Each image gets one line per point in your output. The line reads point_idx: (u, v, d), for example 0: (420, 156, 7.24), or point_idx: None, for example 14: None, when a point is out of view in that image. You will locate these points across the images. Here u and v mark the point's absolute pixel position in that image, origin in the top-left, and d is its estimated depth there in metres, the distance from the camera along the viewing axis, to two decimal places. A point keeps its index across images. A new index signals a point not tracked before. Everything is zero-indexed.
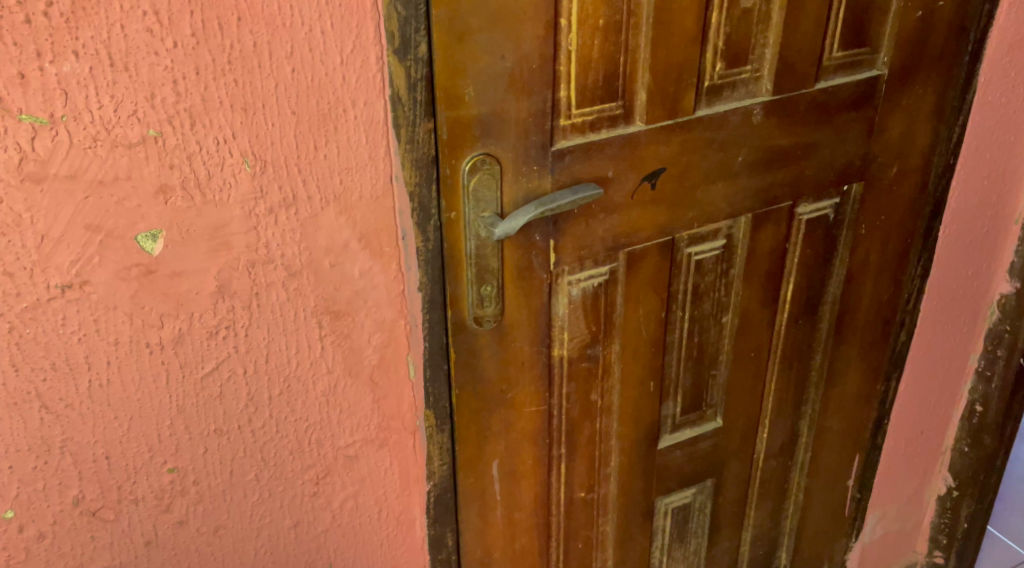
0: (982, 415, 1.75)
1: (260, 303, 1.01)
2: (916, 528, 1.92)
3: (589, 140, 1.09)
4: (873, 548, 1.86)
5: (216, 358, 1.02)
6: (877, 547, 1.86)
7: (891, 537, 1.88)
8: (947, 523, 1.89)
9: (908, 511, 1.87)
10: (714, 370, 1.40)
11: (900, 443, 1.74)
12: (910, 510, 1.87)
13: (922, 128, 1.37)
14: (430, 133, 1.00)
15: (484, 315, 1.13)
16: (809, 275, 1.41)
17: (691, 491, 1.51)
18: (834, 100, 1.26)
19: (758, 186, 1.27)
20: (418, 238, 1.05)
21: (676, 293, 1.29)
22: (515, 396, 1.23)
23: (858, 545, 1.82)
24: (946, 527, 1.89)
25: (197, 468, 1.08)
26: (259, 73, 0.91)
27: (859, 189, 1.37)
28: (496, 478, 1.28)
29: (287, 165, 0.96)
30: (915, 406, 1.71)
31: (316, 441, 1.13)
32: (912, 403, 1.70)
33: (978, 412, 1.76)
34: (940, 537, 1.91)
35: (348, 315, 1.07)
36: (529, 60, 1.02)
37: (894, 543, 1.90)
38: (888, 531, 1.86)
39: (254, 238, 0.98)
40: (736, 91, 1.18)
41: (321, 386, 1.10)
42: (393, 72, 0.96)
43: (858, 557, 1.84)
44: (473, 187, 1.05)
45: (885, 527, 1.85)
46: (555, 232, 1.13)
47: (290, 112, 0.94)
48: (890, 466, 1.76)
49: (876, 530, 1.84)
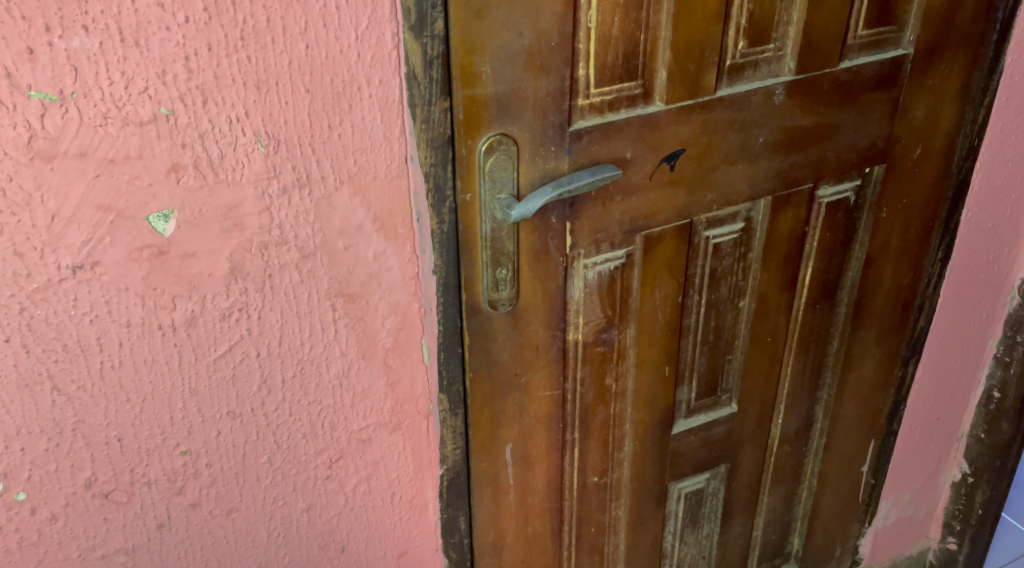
0: (1000, 400, 1.74)
1: (273, 286, 1.00)
2: (930, 514, 1.90)
3: (608, 120, 1.08)
4: (885, 534, 1.84)
5: (229, 340, 1.01)
6: (889, 533, 1.85)
7: (904, 523, 1.87)
8: (961, 510, 1.87)
9: (922, 497, 1.85)
10: (729, 355, 1.39)
11: (916, 429, 1.72)
12: (924, 496, 1.85)
13: (947, 109, 1.35)
14: (446, 112, 0.98)
15: (499, 298, 1.12)
16: (828, 260, 1.38)
17: (704, 476, 1.50)
18: (858, 79, 1.24)
19: (778, 168, 1.24)
20: (432, 219, 1.04)
21: (693, 277, 1.27)
22: (530, 380, 1.21)
23: (871, 531, 1.80)
24: (959, 513, 1.88)
25: (210, 451, 1.07)
26: (273, 50, 0.89)
27: (881, 171, 1.35)
28: (509, 462, 1.27)
29: (301, 144, 0.95)
30: (932, 391, 1.69)
31: (330, 425, 1.12)
32: (929, 389, 1.68)
33: (996, 398, 1.74)
34: (953, 524, 1.90)
35: (363, 297, 1.06)
36: (548, 37, 1.00)
37: (906, 530, 1.88)
38: (901, 517, 1.84)
39: (267, 219, 0.97)
40: (758, 70, 1.16)
41: (335, 369, 1.09)
42: (409, 48, 0.94)
43: (871, 543, 1.82)
44: (490, 168, 1.03)
45: (898, 513, 1.83)
46: (572, 215, 1.11)
47: (304, 91, 0.92)
48: (905, 452, 1.74)
49: (890, 516, 1.82)
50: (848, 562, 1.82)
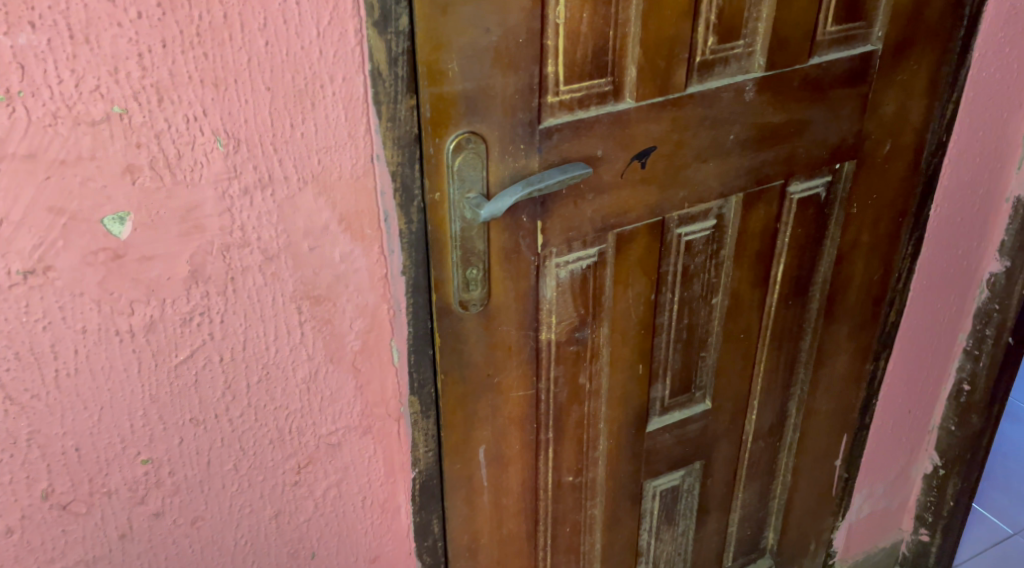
0: (970, 393, 1.75)
1: (235, 288, 0.96)
2: (902, 506, 1.92)
3: (578, 118, 1.06)
4: (858, 527, 1.85)
5: (190, 345, 0.96)
6: (863, 525, 1.86)
7: (877, 516, 1.88)
8: (932, 502, 1.89)
9: (894, 490, 1.86)
10: (703, 352, 1.39)
11: (888, 423, 1.73)
12: (896, 489, 1.87)
13: (916, 105, 1.35)
14: (412, 110, 0.96)
15: (470, 299, 1.10)
16: (800, 256, 1.38)
17: (680, 473, 1.50)
18: (828, 76, 1.24)
19: (750, 165, 1.24)
20: (400, 219, 1.01)
21: (665, 275, 1.26)
22: (502, 381, 1.20)
23: (844, 524, 1.81)
24: (931, 505, 1.89)
25: (172, 459, 1.02)
26: (231, 47, 0.85)
27: (851, 167, 1.35)
28: (483, 463, 1.25)
29: (262, 143, 0.90)
30: (903, 384, 1.70)
31: (298, 430, 1.08)
32: (900, 382, 1.69)
33: (966, 391, 1.75)
34: (925, 516, 1.91)
35: (329, 300, 1.02)
36: (515, 33, 0.98)
37: (879, 522, 1.89)
38: (874, 510, 1.85)
39: (228, 220, 0.92)
40: (728, 66, 1.15)
41: (302, 373, 1.05)
42: (372, 45, 0.92)
43: (844, 536, 1.83)
44: (458, 167, 1.01)
45: (871, 506, 1.84)
46: (543, 213, 1.10)
47: (265, 88, 0.88)
48: (877, 445, 1.75)
49: (863, 509, 1.83)
50: (823, 557, 1.82)
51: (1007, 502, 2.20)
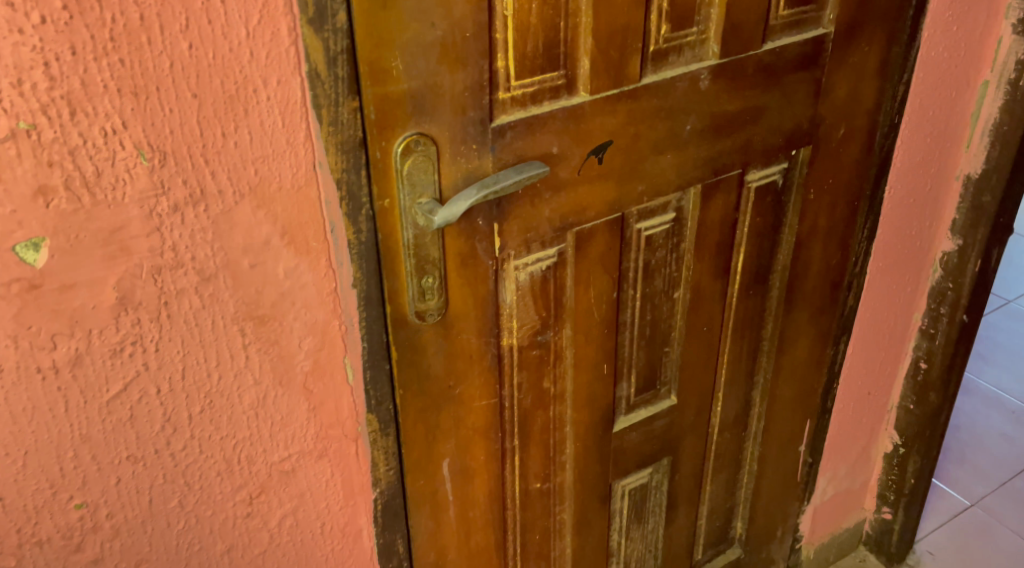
0: (927, 371, 1.73)
1: (170, 314, 0.86)
2: (864, 486, 1.90)
3: (531, 114, 1.01)
4: (823, 509, 1.83)
5: (123, 378, 0.87)
6: (827, 508, 1.84)
7: (841, 498, 1.86)
8: (894, 480, 1.87)
9: (857, 471, 1.85)
10: (666, 348, 1.35)
11: (848, 406, 1.72)
12: (858, 470, 1.85)
13: (868, 87, 1.31)
14: (355, 112, 0.89)
15: (427, 309, 1.04)
16: (759, 245, 1.35)
17: (648, 471, 1.46)
18: (782, 61, 1.20)
19: (707, 155, 1.20)
20: (349, 230, 0.94)
21: (627, 271, 1.23)
22: (464, 392, 1.15)
23: (810, 508, 1.79)
24: (893, 483, 1.88)
25: (109, 501, 0.93)
26: (150, 51, 0.76)
27: (807, 153, 1.31)
28: (447, 476, 1.19)
29: (191, 155, 0.81)
30: (862, 366, 1.68)
31: (247, 459, 1.00)
32: (859, 365, 1.67)
33: (923, 369, 1.74)
34: (887, 494, 1.90)
35: (275, 319, 0.94)
36: (462, 27, 0.91)
37: (844, 503, 1.88)
38: (838, 492, 1.84)
39: (157, 241, 0.83)
40: (682, 55, 1.11)
41: (249, 399, 0.96)
42: (309, 44, 0.83)
43: (810, 519, 1.81)
44: (408, 171, 0.95)
45: (834, 488, 1.82)
46: (499, 215, 1.05)
47: (191, 95, 0.79)
48: (839, 428, 1.74)
49: (827, 491, 1.81)
50: (790, 540, 1.80)
51: (963, 472, 2.20)
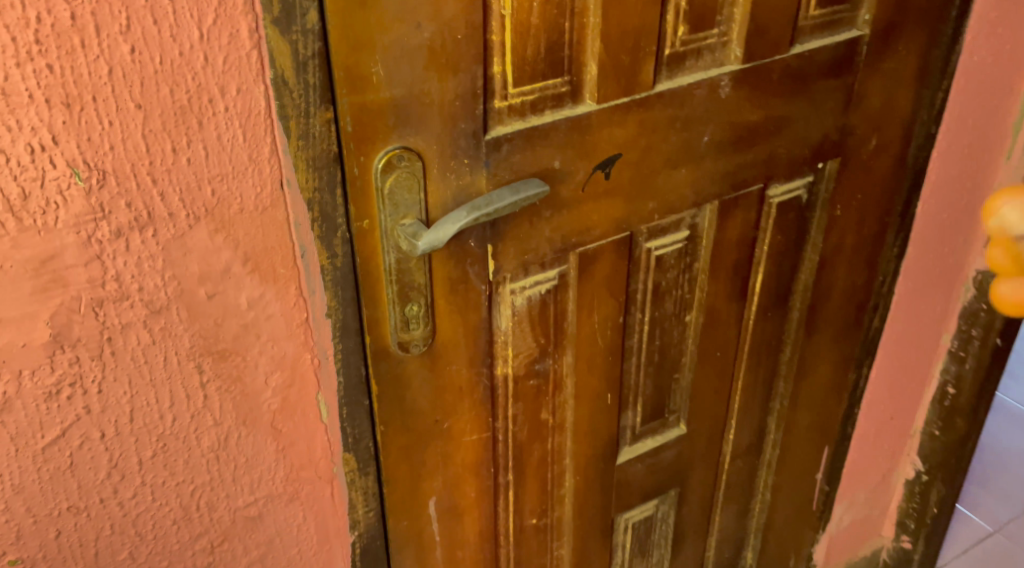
0: (955, 397, 1.61)
1: (114, 352, 0.76)
2: (883, 513, 1.79)
3: (531, 124, 0.91)
4: (838, 538, 1.72)
5: (60, 423, 0.77)
6: (843, 536, 1.73)
7: (858, 526, 1.75)
8: (915, 508, 1.75)
9: (875, 498, 1.74)
10: (676, 374, 1.25)
11: (868, 432, 1.60)
12: (876, 496, 1.74)
13: (904, 94, 1.20)
14: (328, 124, 0.78)
15: (411, 339, 0.93)
16: (779, 264, 1.24)
17: (653, 503, 1.36)
18: (812, 66, 1.09)
19: (726, 169, 1.09)
20: (322, 255, 0.83)
21: (634, 293, 1.12)
22: (453, 426, 1.04)
23: (824, 537, 1.68)
24: (914, 512, 1.76)
25: (48, 555, 0.83)
26: (84, 55, 0.66)
27: (835, 166, 1.20)
28: (433, 516, 1.09)
29: (135, 174, 0.71)
30: (885, 390, 1.56)
31: (207, 505, 0.90)
32: (881, 389, 1.56)
33: (951, 394, 1.61)
34: (907, 523, 1.78)
35: (237, 354, 0.83)
36: (453, 28, 0.80)
37: (860, 531, 1.77)
38: (854, 520, 1.73)
39: (97, 271, 0.73)
40: (701, 59, 1.01)
41: (208, 441, 0.86)
42: (274, 48, 0.73)
43: (824, 549, 1.70)
44: (389, 189, 0.84)
45: (850, 515, 1.71)
46: (493, 236, 0.94)
47: (134, 106, 0.68)
48: (858, 455, 1.62)
49: (843, 520, 1.70)
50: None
51: (989, 499, 2.08)
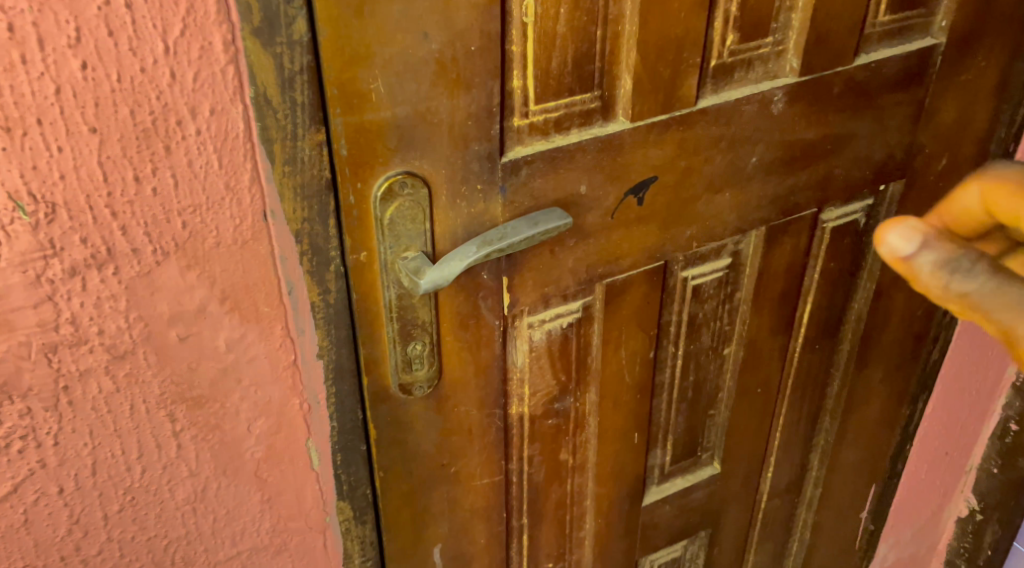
0: (1017, 435, 1.48)
1: (71, 401, 0.68)
2: (930, 549, 1.68)
3: (554, 145, 0.80)
4: None
5: (12, 478, 0.69)
6: None
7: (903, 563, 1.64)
8: (966, 548, 1.64)
9: (923, 535, 1.63)
10: (711, 410, 1.14)
11: (920, 469, 1.49)
12: (924, 533, 1.63)
13: (982, 109, 1.07)
14: (319, 148, 0.69)
15: (414, 381, 0.84)
16: (831, 294, 1.13)
17: (682, 544, 1.25)
18: (877, 79, 0.97)
19: (775, 193, 0.98)
20: (312, 291, 0.74)
21: (667, 325, 1.02)
22: (461, 470, 0.95)
23: None
24: (965, 552, 1.65)
25: None
26: (26, 73, 0.57)
27: (898, 188, 1.08)
28: (437, 563, 1.01)
29: (90, 206, 0.62)
30: (941, 426, 1.45)
31: (184, 560, 0.83)
32: (937, 424, 1.44)
33: (1013, 431, 1.49)
34: (957, 561, 1.67)
35: (215, 401, 0.75)
36: (466, 38, 0.70)
37: None
38: (900, 558, 1.62)
39: (49, 313, 0.64)
40: (751, 70, 0.89)
41: (182, 494, 0.78)
42: (254, 62, 0.63)
43: None
44: (390, 219, 0.74)
45: (896, 554, 1.60)
46: (509, 267, 0.84)
47: (88, 130, 0.60)
48: (907, 492, 1.51)
49: (887, 558, 1.60)
50: None
51: None
